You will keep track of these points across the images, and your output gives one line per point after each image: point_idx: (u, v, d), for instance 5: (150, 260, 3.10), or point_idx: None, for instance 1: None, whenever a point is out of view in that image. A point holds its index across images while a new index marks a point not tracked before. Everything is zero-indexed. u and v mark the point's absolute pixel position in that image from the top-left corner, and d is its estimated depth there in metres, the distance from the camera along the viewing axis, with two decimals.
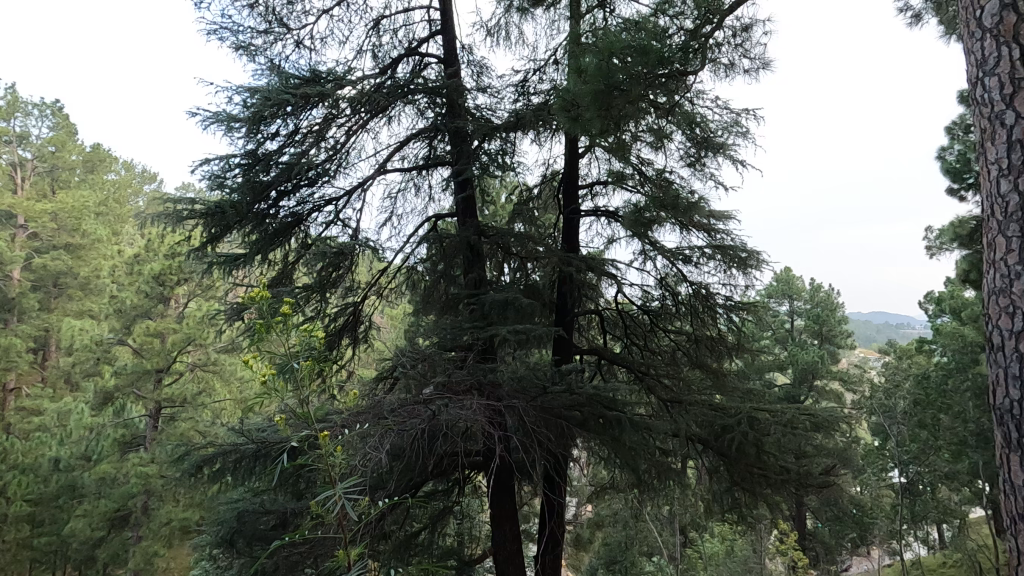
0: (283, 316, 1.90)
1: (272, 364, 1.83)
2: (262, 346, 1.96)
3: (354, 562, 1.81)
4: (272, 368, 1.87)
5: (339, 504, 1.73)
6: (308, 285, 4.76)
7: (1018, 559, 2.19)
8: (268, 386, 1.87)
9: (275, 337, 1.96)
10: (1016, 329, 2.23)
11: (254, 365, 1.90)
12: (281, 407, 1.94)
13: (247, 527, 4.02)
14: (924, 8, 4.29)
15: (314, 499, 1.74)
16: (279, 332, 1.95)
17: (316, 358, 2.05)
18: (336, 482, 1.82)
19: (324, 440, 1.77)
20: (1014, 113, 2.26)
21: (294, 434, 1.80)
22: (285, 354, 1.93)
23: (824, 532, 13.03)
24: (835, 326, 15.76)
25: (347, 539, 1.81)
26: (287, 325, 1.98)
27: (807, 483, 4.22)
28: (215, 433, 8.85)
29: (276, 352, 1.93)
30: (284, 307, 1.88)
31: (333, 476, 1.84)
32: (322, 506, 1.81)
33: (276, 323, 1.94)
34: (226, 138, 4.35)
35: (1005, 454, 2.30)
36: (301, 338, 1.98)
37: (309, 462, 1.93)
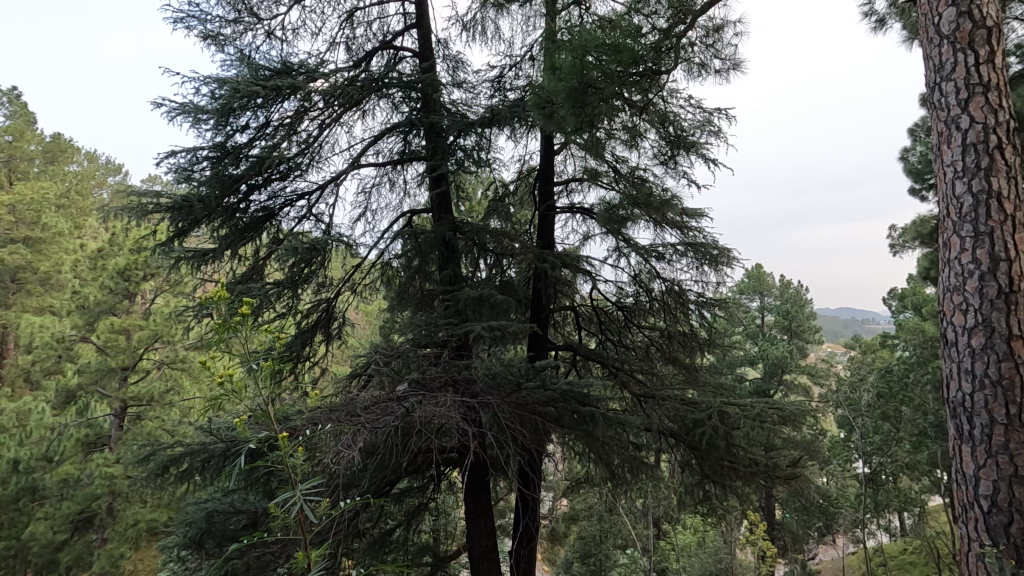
0: (242, 314, 1.84)
1: (232, 365, 1.78)
2: (222, 349, 1.90)
3: (316, 565, 1.76)
4: (231, 369, 1.81)
5: (300, 506, 1.68)
6: (279, 281, 4.62)
7: (969, 545, 2.45)
8: (223, 389, 1.81)
9: (231, 338, 1.91)
10: (969, 325, 2.50)
11: (210, 367, 1.83)
12: (244, 409, 1.89)
13: (217, 527, 3.94)
14: (888, 13, 4.41)
15: (272, 502, 1.68)
16: (238, 333, 1.90)
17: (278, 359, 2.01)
18: (297, 484, 1.76)
19: (284, 442, 1.71)
20: (969, 118, 2.56)
21: (254, 438, 1.75)
22: (246, 354, 1.88)
23: (792, 522, 13.36)
24: (804, 321, 16.16)
25: (306, 543, 1.76)
26: (246, 324, 1.92)
27: (775, 476, 4.31)
28: (183, 432, 8.67)
29: (236, 353, 1.87)
30: (242, 309, 1.84)
31: (294, 478, 1.77)
32: (282, 508, 1.75)
33: (236, 323, 1.89)
34: (193, 130, 4.26)
35: (958, 446, 2.55)
36: (261, 337, 1.93)
37: (270, 464, 1.88)
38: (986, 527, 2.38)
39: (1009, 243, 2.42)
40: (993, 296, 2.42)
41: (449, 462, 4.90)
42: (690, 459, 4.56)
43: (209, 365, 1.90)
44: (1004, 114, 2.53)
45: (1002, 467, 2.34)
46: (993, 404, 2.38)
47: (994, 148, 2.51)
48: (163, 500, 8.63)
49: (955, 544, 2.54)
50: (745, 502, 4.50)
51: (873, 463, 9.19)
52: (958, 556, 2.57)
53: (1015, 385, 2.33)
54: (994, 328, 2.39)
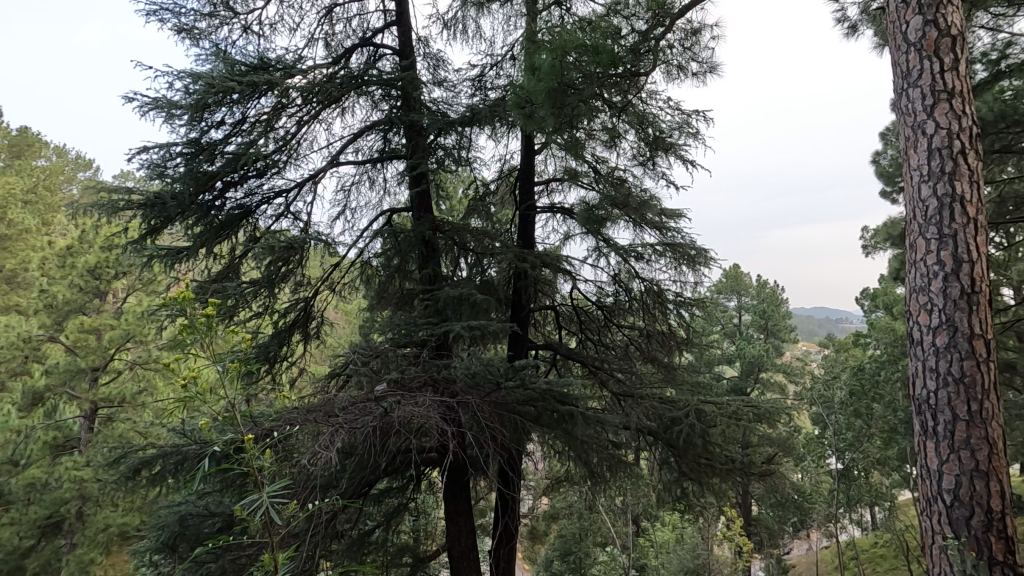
0: (207, 315, 1.80)
1: (196, 368, 1.74)
2: (187, 351, 1.87)
3: (283, 568, 1.75)
4: (197, 373, 1.77)
5: (266, 509, 1.67)
6: (255, 280, 4.53)
7: (932, 538, 2.53)
8: (187, 391, 1.77)
9: (198, 340, 1.86)
10: (933, 325, 2.58)
11: (175, 369, 1.79)
12: (212, 413, 1.85)
13: (191, 531, 3.86)
14: (859, 20, 4.52)
15: (237, 505, 1.68)
16: (204, 335, 1.86)
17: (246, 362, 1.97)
18: (263, 486, 1.75)
19: (249, 444, 1.69)
20: (934, 124, 2.65)
21: (221, 440, 1.71)
22: (213, 357, 1.84)
23: (768, 518, 13.61)
24: (780, 321, 16.49)
25: (273, 545, 1.75)
26: (213, 326, 1.89)
27: (751, 473, 4.39)
28: (156, 434, 8.48)
29: (201, 355, 1.84)
30: (205, 310, 1.80)
31: (260, 481, 1.76)
32: (245, 511, 1.74)
33: (200, 324, 1.85)
34: (166, 125, 4.16)
35: (922, 442, 2.63)
36: (229, 340, 1.89)
37: (235, 466, 1.85)
38: (948, 520, 2.46)
39: (971, 245, 2.53)
40: (956, 296, 2.51)
41: (429, 462, 4.89)
42: (668, 456, 4.59)
43: (175, 367, 1.86)
44: (968, 120, 2.63)
45: (964, 462, 2.43)
46: (955, 401, 2.47)
47: (958, 153, 2.60)
48: (135, 502, 8.44)
49: (920, 538, 2.62)
50: (721, 498, 4.59)
51: (846, 459, 9.43)
52: (921, 548, 2.65)
53: (975, 382, 2.45)
54: (957, 328, 2.48)
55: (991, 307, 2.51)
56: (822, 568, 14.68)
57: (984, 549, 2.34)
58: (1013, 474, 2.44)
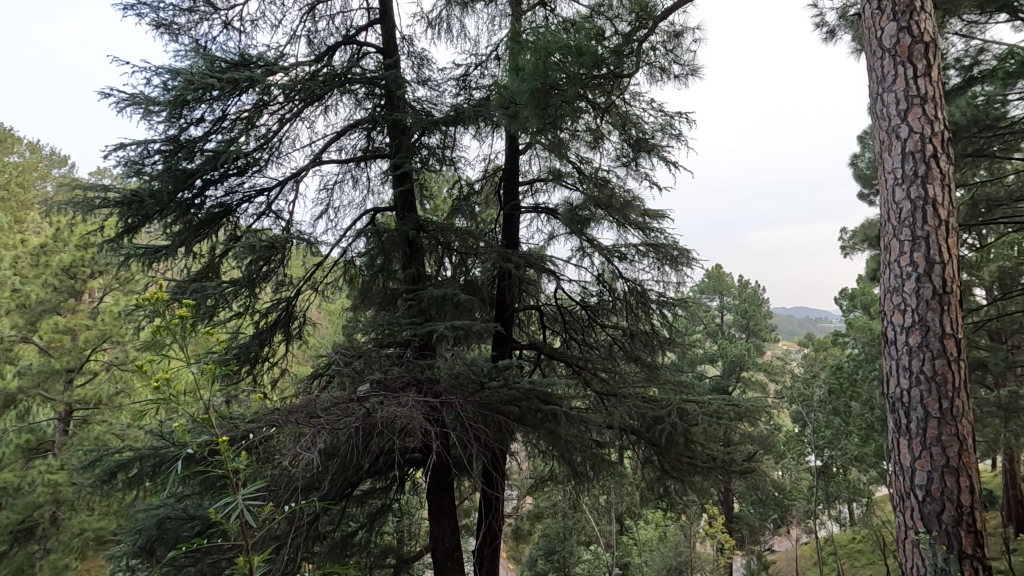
0: (181, 316, 1.76)
1: (169, 369, 1.69)
2: (161, 352, 1.83)
3: (258, 572, 1.73)
4: (170, 375, 1.72)
5: (240, 512, 1.66)
6: (235, 280, 4.47)
7: (905, 533, 2.58)
8: (161, 393, 1.73)
9: (170, 343, 1.82)
10: (907, 324, 2.63)
11: (148, 371, 1.76)
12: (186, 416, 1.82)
13: (169, 534, 3.80)
14: (837, 25, 4.60)
15: (212, 507, 1.68)
16: (177, 337, 1.81)
17: (220, 362, 1.93)
18: (238, 489, 1.73)
19: (223, 448, 1.67)
20: (908, 128, 2.71)
21: (193, 442, 1.68)
22: (186, 359, 1.80)
23: (750, 515, 13.77)
24: (761, 320, 16.72)
25: (248, 549, 1.74)
26: (187, 328, 1.85)
27: (731, 471, 4.45)
28: (133, 436, 8.33)
29: (176, 357, 1.80)
30: (178, 311, 1.75)
31: (236, 484, 1.73)
32: (220, 514, 1.72)
33: (174, 325, 1.80)
34: (144, 122, 4.08)
35: (896, 439, 2.68)
36: (203, 341, 1.84)
37: (210, 469, 1.82)
38: (920, 515, 2.52)
39: (942, 247, 2.60)
40: (928, 297, 2.58)
41: (413, 462, 4.86)
42: (651, 455, 4.62)
43: (148, 370, 1.82)
44: (939, 125, 2.70)
45: (935, 459, 2.49)
46: (928, 399, 2.53)
47: (930, 157, 2.67)
48: (111, 507, 8.27)
49: (893, 533, 2.67)
50: (704, 496, 4.64)
51: (825, 457, 9.59)
52: (895, 543, 2.71)
53: (946, 380, 2.51)
54: (929, 327, 2.55)
55: (961, 307, 2.58)
56: (802, 564, 14.92)
57: (955, 543, 2.40)
58: (981, 469, 2.51)
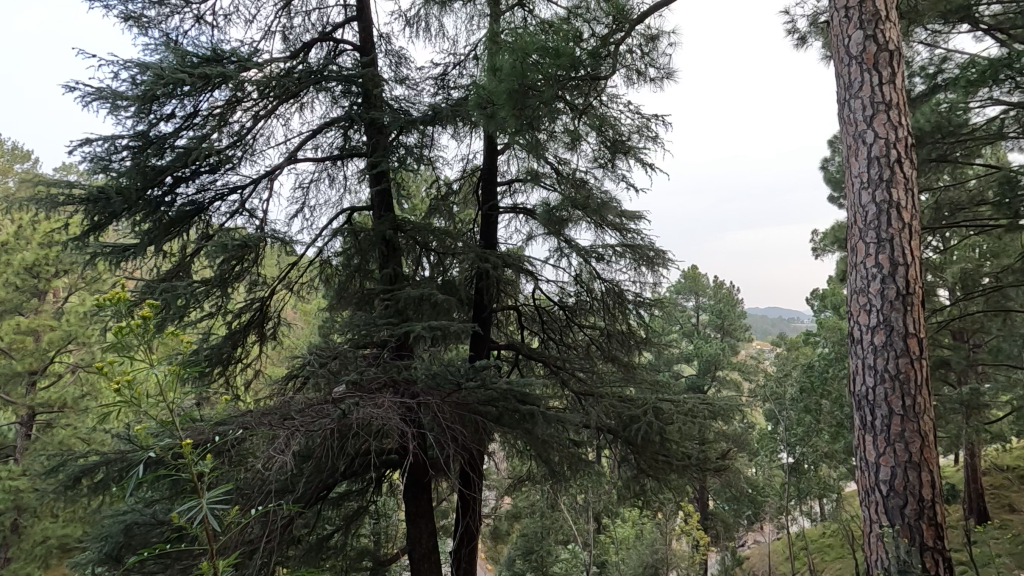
0: (144, 317, 1.72)
1: (131, 371, 1.65)
2: (123, 354, 1.79)
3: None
4: (131, 376, 1.67)
5: (204, 515, 1.64)
6: (207, 280, 4.37)
7: (870, 526, 2.66)
8: (123, 396, 1.69)
9: (132, 345, 1.77)
10: (872, 324, 2.71)
11: (109, 373, 1.72)
12: (152, 420, 1.77)
13: (137, 540, 3.69)
14: (808, 31, 4.71)
15: (175, 510, 1.66)
16: (139, 338, 1.77)
17: (185, 363, 1.88)
18: (204, 492, 1.71)
19: (187, 450, 1.66)
20: (873, 133, 2.79)
21: (155, 445, 1.65)
22: (150, 360, 1.76)
23: (724, 512, 13.99)
24: (735, 320, 17.02)
25: (212, 553, 1.72)
26: (150, 328, 1.80)
27: (705, 468, 4.54)
28: (99, 440, 8.09)
29: (139, 359, 1.76)
30: (141, 311, 1.71)
31: (201, 487, 1.72)
32: (183, 516, 1.71)
33: (137, 325, 1.76)
34: (111, 117, 3.96)
35: (862, 435, 2.76)
36: (167, 343, 1.80)
37: (172, 472, 1.81)
38: (884, 509, 2.60)
39: (906, 249, 2.68)
40: (892, 297, 2.66)
41: (390, 463, 4.83)
42: (627, 454, 4.67)
43: (108, 372, 1.78)
44: (903, 131, 2.79)
45: (899, 454, 2.57)
46: (891, 396, 2.61)
47: (894, 162, 2.75)
48: (76, 513, 8.03)
49: (859, 527, 2.74)
50: (679, 494, 4.71)
51: (796, 454, 9.80)
52: (861, 536, 2.78)
53: (909, 377, 2.60)
54: (893, 327, 2.63)
55: (923, 307, 2.67)
56: (774, 559, 15.24)
57: (916, 536, 2.49)
58: (942, 464, 2.60)
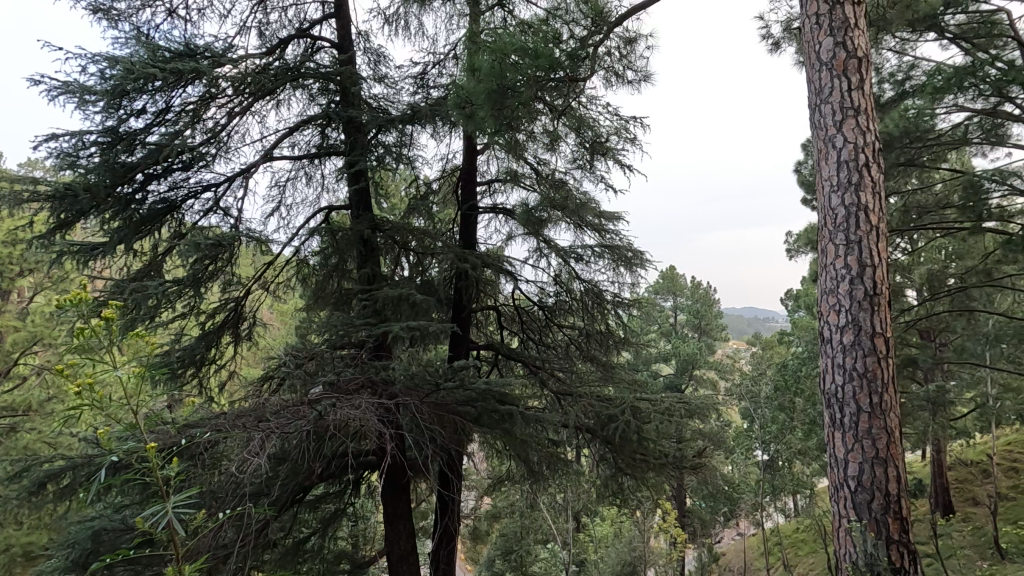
0: (108, 318, 1.69)
1: (95, 373, 1.61)
2: (84, 357, 1.76)
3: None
4: (96, 378, 1.63)
5: (170, 520, 1.63)
6: (178, 279, 4.27)
7: (839, 521, 2.72)
8: (87, 400, 1.65)
9: (95, 347, 1.74)
10: (841, 324, 2.78)
11: (69, 377, 1.69)
12: (117, 424, 1.74)
13: (105, 547, 3.59)
14: (782, 37, 4.81)
15: (139, 515, 1.65)
16: (103, 340, 1.74)
17: (151, 365, 1.85)
18: (168, 495, 1.70)
19: (152, 454, 1.65)
20: (842, 138, 2.86)
21: (116, 449, 1.63)
22: (114, 362, 1.72)
23: (701, 509, 14.18)
24: (712, 320, 17.26)
25: (179, 557, 1.75)
26: (112, 331, 1.78)
27: (682, 466, 4.60)
28: (66, 444, 7.87)
29: (102, 361, 1.72)
30: (104, 313, 1.68)
31: (165, 490, 1.70)
32: (148, 521, 1.70)
33: (99, 327, 1.74)
34: (79, 111, 3.85)
35: (831, 432, 2.83)
36: (132, 345, 1.77)
37: (136, 476, 1.79)
38: (853, 504, 2.67)
39: (874, 251, 2.76)
40: (860, 297, 2.73)
41: (367, 465, 4.78)
42: (606, 453, 4.71)
43: (70, 376, 1.76)
44: (871, 136, 2.87)
45: (866, 451, 2.64)
46: (859, 394, 2.68)
47: (862, 166, 2.83)
48: (42, 519, 7.79)
49: (829, 522, 2.81)
50: (656, 492, 4.76)
51: (770, 451, 9.99)
52: (830, 531, 2.85)
53: (876, 376, 2.67)
54: (861, 327, 2.70)
55: (889, 308, 2.75)
56: (749, 554, 15.50)
57: (882, 530, 2.56)
58: (907, 459, 2.69)
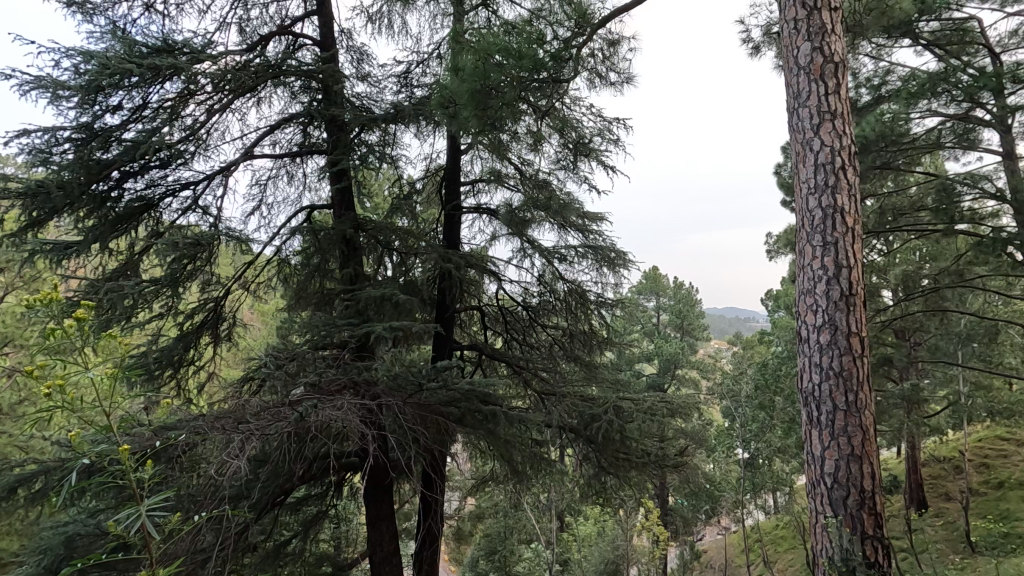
0: (78, 319, 1.64)
1: (66, 375, 1.57)
2: (55, 359, 1.71)
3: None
4: (67, 381, 1.59)
5: (144, 525, 1.59)
6: (156, 279, 4.18)
7: (816, 517, 2.77)
8: (58, 404, 1.61)
9: (66, 349, 1.70)
10: (818, 324, 2.83)
11: (38, 379, 1.65)
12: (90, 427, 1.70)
13: (79, 553, 3.51)
14: (762, 41, 4.88)
15: (111, 520, 1.61)
16: (74, 341, 1.70)
17: (124, 366, 1.82)
18: (141, 499, 1.67)
19: (125, 457, 1.61)
20: (819, 141, 2.92)
21: (88, 452, 1.59)
22: (87, 364, 1.68)
23: (683, 508, 14.31)
24: (694, 320, 17.44)
25: (154, 561, 1.71)
26: (84, 332, 1.74)
27: (665, 464, 4.64)
28: (38, 448, 7.67)
29: (73, 363, 1.68)
30: (75, 314, 1.64)
31: (138, 493, 1.66)
32: (119, 526, 1.67)
33: (70, 328, 1.70)
34: (52, 107, 3.75)
35: (808, 430, 2.88)
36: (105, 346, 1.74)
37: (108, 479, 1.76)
38: (829, 500, 2.72)
39: (849, 252, 2.81)
40: (837, 297, 2.79)
41: (349, 467, 4.73)
42: (589, 452, 4.73)
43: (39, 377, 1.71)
44: (847, 139, 2.93)
45: (842, 448, 2.70)
46: (835, 392, 2.74)
47: (839, 169, 2.88)
48: (13, 525, 7.58)
49: (806, 519, 2.86)
50: (639, 490, 4.79)
51: (751, 449, 10.13)
52: (808, 527, 2.90)
53: (851, 374, 2.73)
54: (837, 326, 2.75)
55: (864, 307, 2.81)
56: (731, 552, 15.69)
57: (857, 525, 2.61)
58: (881, 456, 2.75)
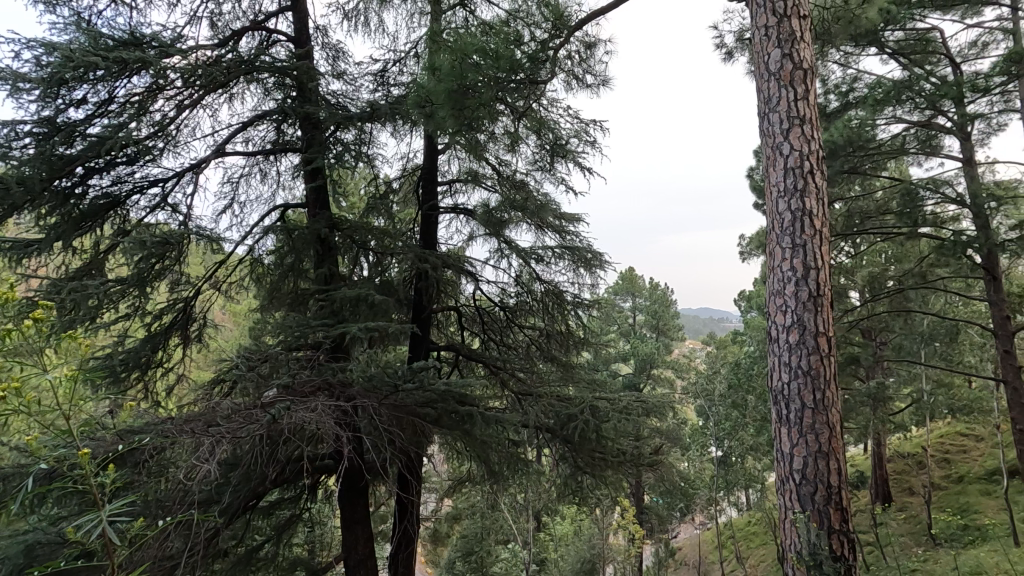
0: (36, 319, 1.58)
1: (24, 377, 1.51)
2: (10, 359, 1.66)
3: None
4: (25, 384, 1.54)
5: (106, 530, 1.55)
6: (122, 279, 4.06)
7: (785, 513, 2.84)
8: (15, 407, 1.56)
9: (24, 350, 1.64)
10: (787, 324, 2.90)
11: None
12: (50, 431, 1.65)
13: (39, 562, 3.38)
14: (735, 47, 4.98)
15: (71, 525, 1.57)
16: (32, 342, 1.65)
17: (86, 366, 1.77)
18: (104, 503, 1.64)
19: (86, 461, 1.57)
20: (789, 145, 2.99)
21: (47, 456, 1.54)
22: (47, 365, 1.63)
23: (658, 505, 14.49)
24: (669, 321, 17.65)
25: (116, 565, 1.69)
26: (43, 332, 1.69)
27: (640, 463, 4.68)
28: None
29: (30, 364, 1.63)
30: (33, 314, 1.58)
31: (99, 497, 1.63)
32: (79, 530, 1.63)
33: (28, 328, 1.65)
34: (11, 99, 3.61)
35: (778, 427, 2.95)
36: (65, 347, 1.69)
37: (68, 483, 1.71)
38: (797, 496, 2.79)
39: (817, 255, 2.89)
40: (805, 298, 2.86)
41: (324, 470, 4.66)
42: (565, 452, 4.75)
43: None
44: (815, 144, 3.00)
45: (810, 445, 2.77)
46: (804, 391, 2.81)
47: (807, 173, 2.96)
48: None
49: (776, 514, 2.93)
50: (615, 489, 4.83)
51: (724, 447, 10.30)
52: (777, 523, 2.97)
53: (819, 373, 2.80)
54: (805, 327, 2.83)
55: (831, 308, 2.89)
56: (705, 548, 15.94)
57: (824, 520, 2.68)
58: (847, 452, 2.83)
